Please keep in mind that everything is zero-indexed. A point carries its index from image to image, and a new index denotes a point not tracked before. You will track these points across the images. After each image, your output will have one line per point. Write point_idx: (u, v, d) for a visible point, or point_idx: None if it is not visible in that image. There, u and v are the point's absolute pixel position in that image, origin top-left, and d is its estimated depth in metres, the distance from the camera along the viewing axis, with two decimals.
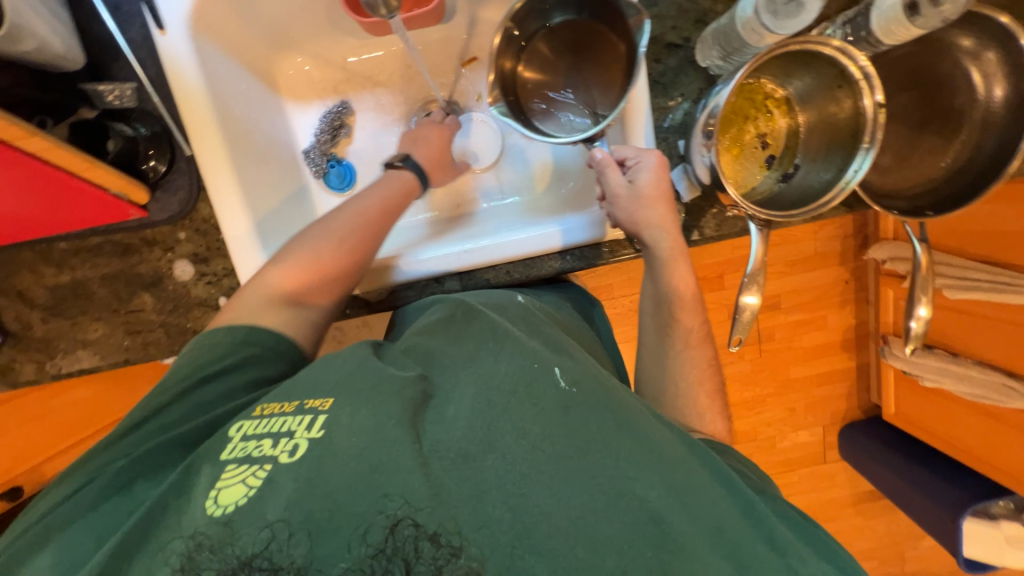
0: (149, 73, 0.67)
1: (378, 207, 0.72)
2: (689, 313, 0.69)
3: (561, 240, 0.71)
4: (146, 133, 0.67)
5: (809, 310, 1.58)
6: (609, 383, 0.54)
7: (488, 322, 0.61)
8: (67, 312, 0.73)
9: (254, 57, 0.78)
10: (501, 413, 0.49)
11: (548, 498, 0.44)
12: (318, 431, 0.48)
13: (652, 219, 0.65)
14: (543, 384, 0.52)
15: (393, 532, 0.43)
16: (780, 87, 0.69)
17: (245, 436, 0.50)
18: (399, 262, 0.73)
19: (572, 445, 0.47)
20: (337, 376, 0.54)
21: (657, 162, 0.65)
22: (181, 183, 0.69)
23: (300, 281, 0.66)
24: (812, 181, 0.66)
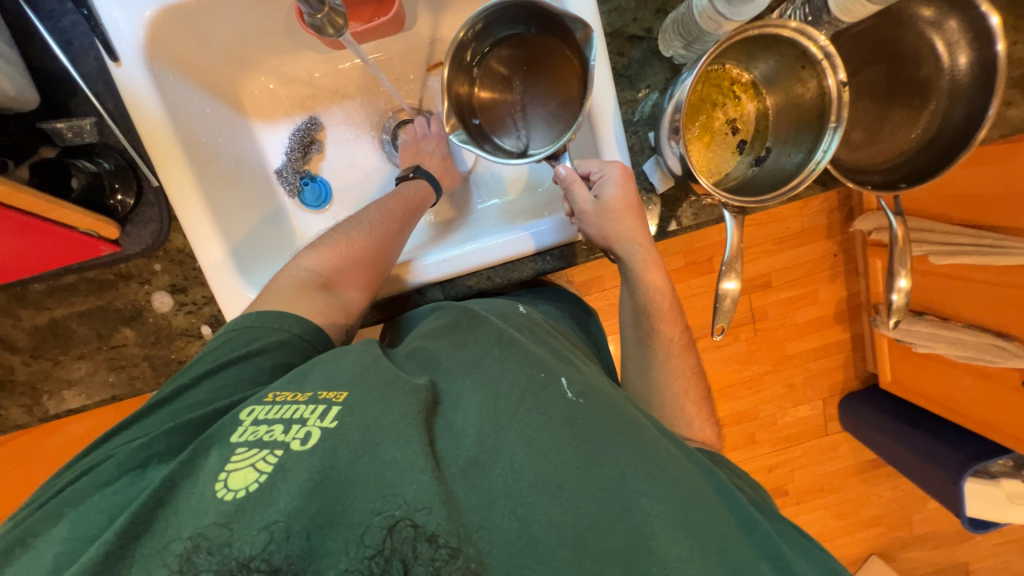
0: (108, 106, 0.65)
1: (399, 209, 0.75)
2: (667, 322, 0.70)
3: (533, 243, 0.71)
4: (110, 167, 0.66)
5: (799, 286, 1.59)
6: (616, 398, 0.55)
7: (493, 330, 0.62)
8: (48, 353, 0.72)
9: (216, 81, 0.77)
10: (509, 420, 0.49)
11: (554, 506, 0.44)
12: (332, 421, 0.48)
13: (622, 232, 0.66)
14: (550, 394, 0.52)
15: (392, 533, 0.43)
16: (745, 71, 0.68)
17: (256, 421, 0.50)
18: (411, 268, 0.73)
19: (580, 457, 0.47)
20: (351, 371, 0.53)
21: (622, 174, 0.64)
22: (151, 215, 0.68)
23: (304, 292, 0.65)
24: (784, 163, 0.66)
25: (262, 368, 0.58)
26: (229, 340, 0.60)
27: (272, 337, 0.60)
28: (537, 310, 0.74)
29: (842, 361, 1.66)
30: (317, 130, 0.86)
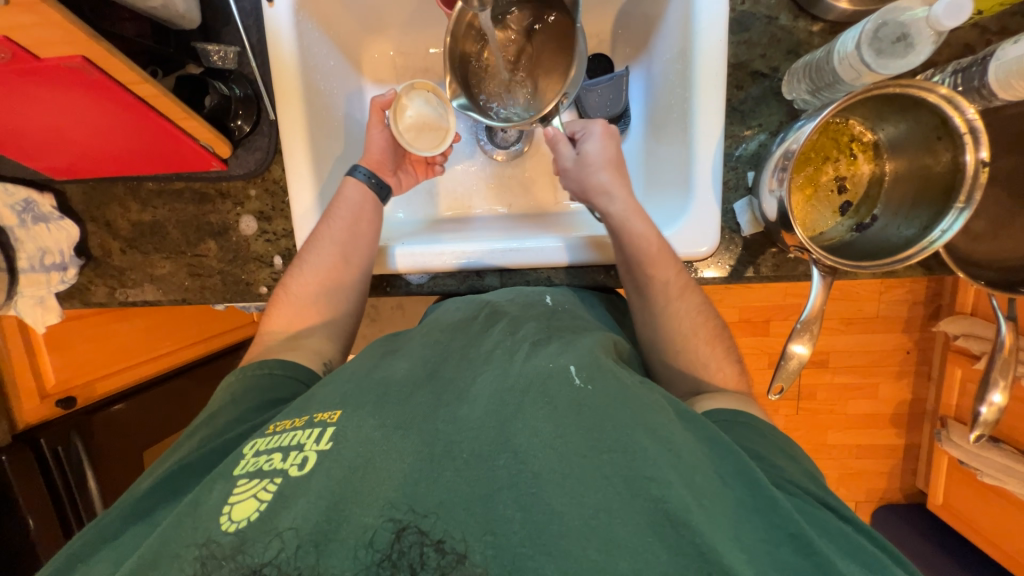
0: (252, 40, 0.72)
1: (350, 224, 0.72)
2: (661, 265, 0.66)
3: (566, 258, 0.73)
4: (239, 94, 0.72)
5: (860, 375, 1.47)
6: (626, 380, 0.52)
7: (507, 325, 0.61)
8: (142, 247, 0.80)
9: (346, 38, 0.82)
10: (514, 412, 0.48)
11: (561, 496, 0.42)
12: (326, 443, 0.47)
13: (601, 183, 0.68)
14: (557, 383, 0.50)
15: (399, 539, 0.41)
16: (869, 131, 0.64)
17: (256, 452, 0.49)
18: (394, 252, 0.75)
19: (587, 444, 0.45)
20: (341, 391, 0.53)
21: (603, 130, 0.70)
22: (260, 144, 0.74)
23: (325, 281, 0.71)
24: (890, 235, 0.62)
25: (250, 407, 0.59)
26: (221, 397, 0.62)
27: (258, 384, 0.62)
28: (565, 297, 0.71)
29: (890, 467, 1.52)
30: None
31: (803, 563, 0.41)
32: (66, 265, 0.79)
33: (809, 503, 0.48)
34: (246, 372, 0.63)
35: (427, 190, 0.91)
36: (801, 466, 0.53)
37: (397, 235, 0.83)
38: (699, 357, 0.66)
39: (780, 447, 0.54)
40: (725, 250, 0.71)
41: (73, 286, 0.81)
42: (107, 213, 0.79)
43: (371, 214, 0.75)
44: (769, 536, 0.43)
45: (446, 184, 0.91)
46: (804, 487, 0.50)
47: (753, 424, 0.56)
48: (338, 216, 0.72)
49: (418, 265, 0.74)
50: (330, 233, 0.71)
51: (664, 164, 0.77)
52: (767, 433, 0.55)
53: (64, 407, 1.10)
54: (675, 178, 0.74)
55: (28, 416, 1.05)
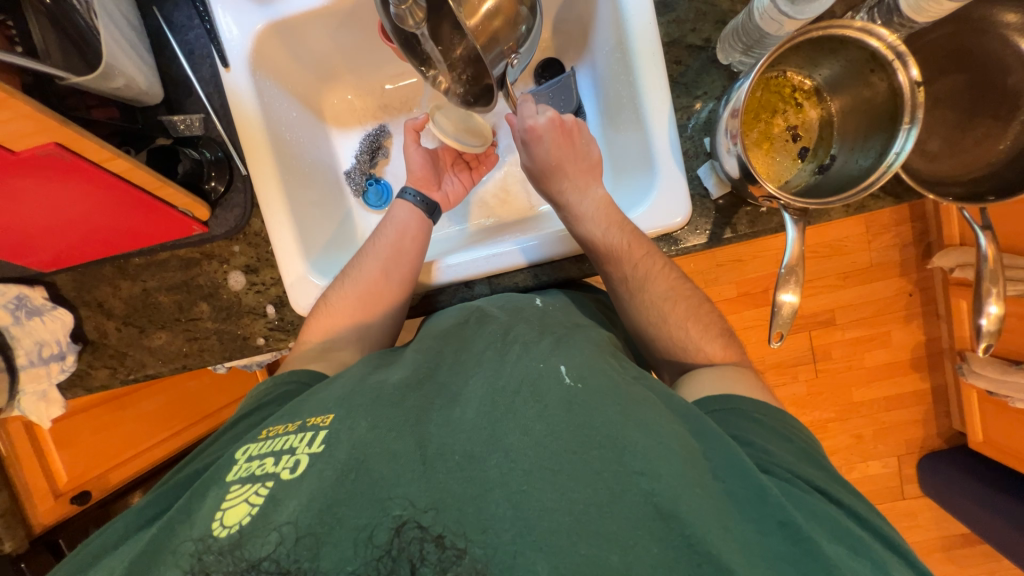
0: (215, 106, 0.75)
1: (394, 240, 0.75)
2: (615, 262, 0.68)
3: (524, 257, 0.74)
4: (210, 157, 0.74)
5: (869, 326, 1.46)
6: (618, 377, 0.52)
7: (498, 327, 0.61)
8: (137, 321, 0.81)
9: (305, 89, 0.86)
10: (505, 413, 0.48)
11: (551, 492, 0.42)
12: (319, 445, 0.47)
13: (551, 175, 0.71)
14: (548, 383, 0.50)
15: (399, 534, 0.41)
16: (807, 78, 0.68)
17: (249, 457, 0.49)
18: (435, 267, 0.76)
19: (576, 440, 0.45)
20: (336, 396, 0.54)
21: (534, 134, 0.69)
22: (237, 201, 0.76)
23: (366, 291, 0.72)
24: (850, 169, 0.64)
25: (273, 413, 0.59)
26: (252, 401, 0.61)
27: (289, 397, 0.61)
28: (556, 299, 0.71)
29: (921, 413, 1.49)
30: (386, 136, 0.94)
31: (790, 550, 0.41)
32: (64, 354, 0.79)
33: (799, 485, 0.47)
34: (275, 385, 0.62)
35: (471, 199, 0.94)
36: (800, 449, 0.52)
37: (438, 253, 0.85)
38: (690, 323, 0.66)
39: (775, 432, 0.53)
40: (698, 217, 0.72)
41: (74, 374, 0.81)
42: (99, 294, 0.81)
43: (424, 228, 0.79)
44: (760, 528, 0.42)
45: (481, 191, 0.94)
46: (794, 470, 0.49)
47: (753, 410, 0.54)
48: (388, 231, 0.77)
49: (455, 277, 0.75)
50: (376, 249, 0.75)
51: (625, 149, 0.80)
52: (766, 415, 0.54)
53: (78, 503, 1.10)
54: (638, 159, 0.76)
55: (42, 517, 1.04)
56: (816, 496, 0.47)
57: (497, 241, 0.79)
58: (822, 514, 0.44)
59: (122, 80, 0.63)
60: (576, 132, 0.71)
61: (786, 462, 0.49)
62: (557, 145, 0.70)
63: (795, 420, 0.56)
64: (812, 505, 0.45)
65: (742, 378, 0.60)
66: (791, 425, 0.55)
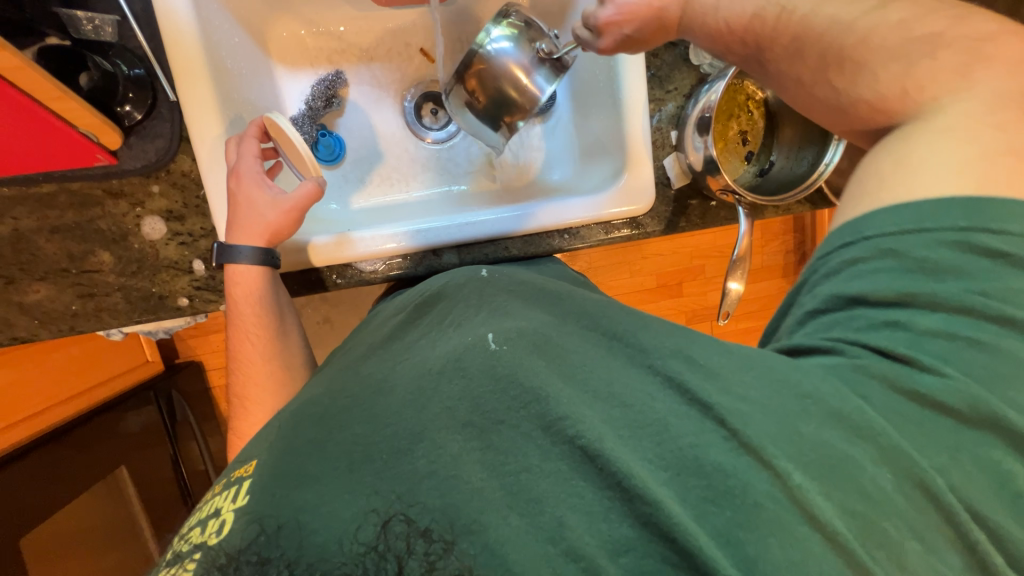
0: (134, 9, 0.61)
1: (258, 312, 0.64)
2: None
3: (534, 222, 0.74)
4: (128, 72, 0.61)
5: (755, 318, 1.71)
6: (552, 329, 0.47)
7: (439, 311, 0.56)
8: (1, 270, 0.64)
9: (249, 12, 0.74)
10: (431, 395, 0.41)
11: (479, 471, 0.38)
12: (243, 498, 0.40)
13: None
14: (471, 357, 0.43)
15: (387, 529, 0.36)
16: (760, 90, 0.76)
17: (179, 535, 0.43)
18: (345, 239, 0.70)
19: (505, 405, 0.40)
20: (260, 435, 0.46)
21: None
22: (160, 130, 0.63)
23: (265, 370, 0.63)
24: (787, 173, 0.74)
25: None
26: None
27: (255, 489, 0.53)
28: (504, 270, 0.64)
29: None
30: (343, 86, 0.85)
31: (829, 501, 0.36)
32: None
33: (928, 343, 0.39)
34: None
35: (371, 145, 0.88)
36: (958, 288, 0.39)
37: (335, 227, 0.78)
38: (873, 63, 0.44)
39: (956, 239, 0.39)
40: (659, 204, 0.78)
41: None
42: None
43: (281, 293, 0.67)
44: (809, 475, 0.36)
45: (384, 134, 0.88)
46: (899, 320, 0.40)
47: (889, 237, 0.41)
48: (242, 316, 0.64)
49: (377, 249, 0.71)
50: (249, 326, 0.64)
51: (595, 134, 0.83)
52: (926, 219, 0.40)
53: None
54: (609, 144, 0.79)
55: None
56: (885, 364, 0.39)
57: (473, 211, 0.77)
58: (875, 400, 0.38)
59: None
60: None
61: (907, 303, 0.40)
62: None
63: (993, 220, 0.39)
64: (873, 388, 0.38)
65: (950, 144, 0.41)
66: (1002, 215, 0.39)
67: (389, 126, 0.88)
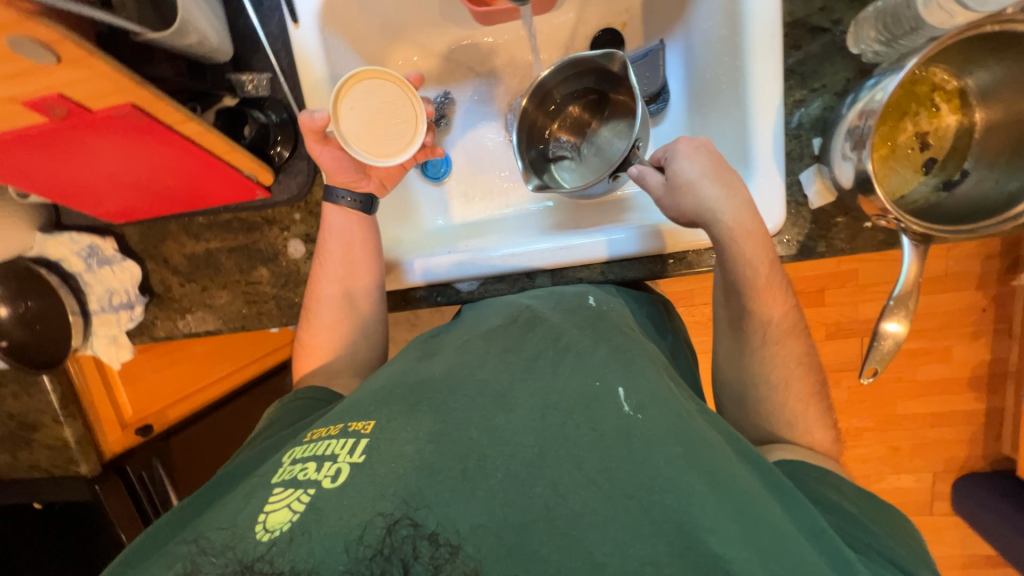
0: (282, 64, 0.72)
1: (342, 255, 0.71)
2: (762, 301, 0.61)
3: (615, 251, 0.70)
4: (276, 120, 0.72)
5: (930, 339, 1.23)
6: (682, 408, 0.46)
7: (549, 332, 0.54)
8: (199, 279, 0.82)
9: (371, 46, 0.80)
10: (556, 436, 0.43)
11: (603, 542, 0.37)
12: (361, 455, 0.44)
13: (711, 197, 0.60)
14: (604, 406, 0.44)
15: (389, 534, 0.39)
16: (954, 78, 0.58)
17: (293, 460, 0.46)
18: (416, 265, 0.75)
19: (632, 481, 0.40)
20: (374, 399, 0.50)
21: (689, 147, 0.62)
22: (300, 168, 0.74)
23: (338, 309, 0.72)
24: (988, 191, 0.56)
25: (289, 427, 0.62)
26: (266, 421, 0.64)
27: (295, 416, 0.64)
28: (611, 301, 0.63)
29: (967, 434, 1.28)
30: (451, 105, 0.89)
31: None
32: (133, 304, 0.83)
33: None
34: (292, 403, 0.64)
35: (471, 159, 0.90)
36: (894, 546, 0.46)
37: (415, 242, 0.82)
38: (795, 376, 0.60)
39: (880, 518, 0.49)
40: (791, 227, 0.65)
41: (140, 323, 0.85)
42: (165, 250, 0.82)
43: (361, 233, 0.73)
44: None
45: (485, 148, 0.89)
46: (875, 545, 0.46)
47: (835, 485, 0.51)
48: (331, 251, 0.71)
49: (443, 275, 0.74)
50: (330, 268, 0.71)
51: (714, 139, 0.72)
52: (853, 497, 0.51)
53: (143, 435, 1.12)
54: (729, 155, 0.69)
55: (114, 445, 1.07)
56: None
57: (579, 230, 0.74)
58: None
59: (195, 36, 0.61)
60: (726, 174, 0.60)
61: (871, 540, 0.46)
62: (705, 168, 0.60)
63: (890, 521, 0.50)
64: None
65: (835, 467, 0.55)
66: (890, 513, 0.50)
67: (491, 140, 0.89)
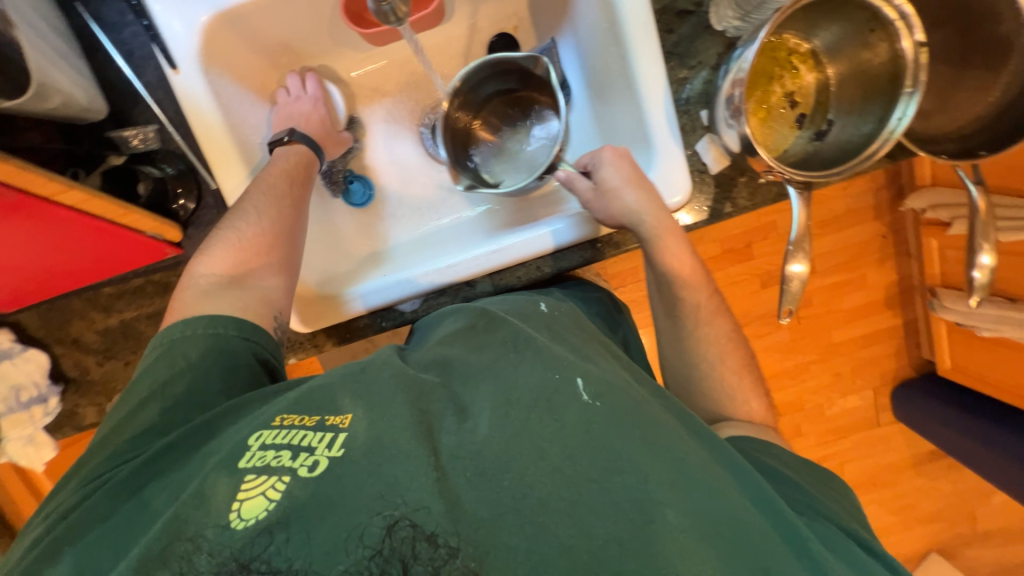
0: (168, 113, 0.68)
1: (284, 191, 0.67)
2: (690, 289, 0.67)
3: (556, 240, 0.71)
4: (172, 172, 0.68)
5: (846, 270, 1.37)
6: (636, 396, 0.48)
7: (510, 331, 0.55)
8: (119, 354, 0.76)
9: (266, 82, 0.78)
10: (518, 430, 0.43)
11: (567, 526, 0.39)
12: (338, 450, 0.43)
13: (630, 202, 0.64)
14: (563, 399, 0.45)
15: (390, 534, 0.38)
16: (804, 41, 0.65)
17: (264, 446, 0.45)
18: (357, 296, 0.73)
19: (596, 466, 0.41)
20: (353, 389, 0.48)
21: (614, 154, 0.66)
22: (209, 218, 0.70)
23: (260, 243, 0.63)
24: (850, 135, 0.63)
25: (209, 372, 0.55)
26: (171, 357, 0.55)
27: (204, 340, 0.57)
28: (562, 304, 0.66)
29: (894, 346, 1.43)
30: (359, 130, 0.87)
31: None
32: (46, 397, 0.75)
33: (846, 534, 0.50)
34: (206, 329, 0.57)
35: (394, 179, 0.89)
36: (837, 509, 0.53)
37: (349, 271, 0.80)
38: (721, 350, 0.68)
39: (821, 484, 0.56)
40: (698, 194, 0.70)
41: (60, 415, 0.77)
42: (72, 330, 0.75)
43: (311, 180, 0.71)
44: None
45: (404, 165, 0.89)
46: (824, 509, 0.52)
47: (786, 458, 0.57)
48: (274, 182, 0.67)
49: (385, 299, 0.73)
50: (265, 196, 0.66)
51: (618, 123, 0.75)
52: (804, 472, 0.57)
53: None
54: (632, 137, 0.73)
55: None
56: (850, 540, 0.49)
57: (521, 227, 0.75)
58: None
59: (59, 98, 0.57)
60: (642, 176, 0.65)
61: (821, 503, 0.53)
62: (625, 171, 0.65)
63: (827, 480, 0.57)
64: None
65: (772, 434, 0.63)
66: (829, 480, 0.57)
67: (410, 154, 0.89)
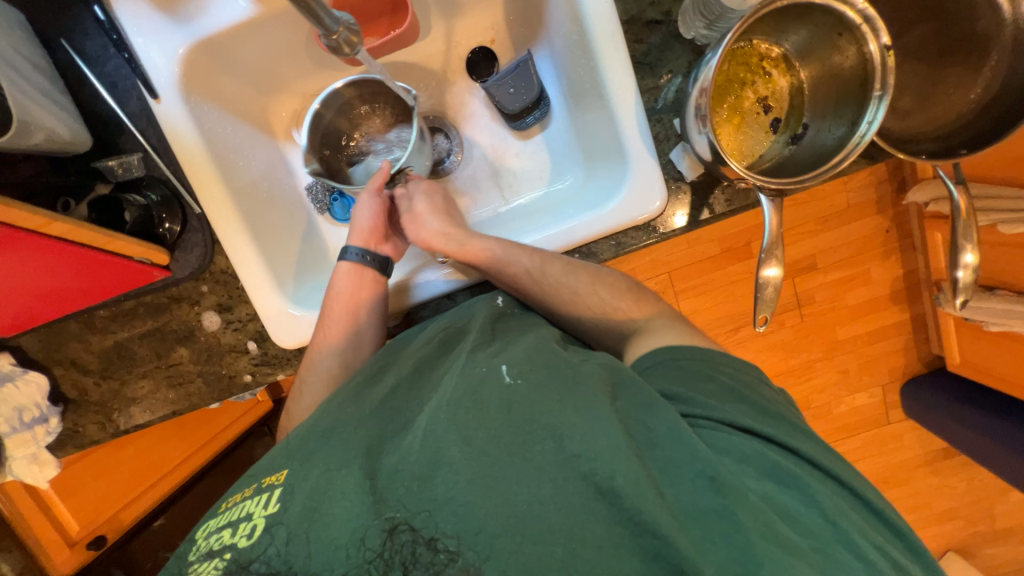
0: (151, 141, 0.70)
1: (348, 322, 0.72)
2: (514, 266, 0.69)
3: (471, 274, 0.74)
4: (157, 199, 0.70)
5: (846, 266, 1.35)
6: (564, 362, 0.50)
7: (462, 343, 0.57)
8: (116, 373, 0.78)
9: (248, 105, 0.80)
10: (450, 423, 0.45)
11: (494, 502, 0.40)
12: (274, 506, 0.45)
13: (433, 223, 0.76)
14: (486, 390, 0.46)
15: (393, 536, 0.41)
16: (775, 45, 0.65)
17: (211, 529, 0.47)
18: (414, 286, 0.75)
19: (518, 438, 0.43)
20: (291, 444, 0.51)
21: (426, 186, 0.81)
22: (195, 240, 0.72)
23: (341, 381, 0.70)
24: (823, 140, 0.62)
25: None
26: None
27: None
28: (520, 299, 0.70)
29: (899, 343, 1.40)
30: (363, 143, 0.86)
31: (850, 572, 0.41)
32: (47, 416, 0.77)
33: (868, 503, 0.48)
34: None
35: None
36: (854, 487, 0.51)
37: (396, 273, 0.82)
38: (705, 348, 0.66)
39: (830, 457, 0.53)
40: (675, 201, 0.70)
41: (61, 434, 0.80)
42: (69, 352, 0.78)
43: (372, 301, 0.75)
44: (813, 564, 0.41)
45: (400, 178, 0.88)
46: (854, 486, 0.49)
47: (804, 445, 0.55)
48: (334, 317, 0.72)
49: (435, 291, 0.74)
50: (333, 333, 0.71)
51: (594, 133, 0.76)
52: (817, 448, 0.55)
53: (95, 548, 1.13)
54: (608, 146, 0.73)
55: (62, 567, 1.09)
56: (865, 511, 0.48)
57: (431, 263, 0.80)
58: None
59: (41, 134, 0.59)
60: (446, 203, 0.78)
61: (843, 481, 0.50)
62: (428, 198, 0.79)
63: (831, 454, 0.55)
64: None
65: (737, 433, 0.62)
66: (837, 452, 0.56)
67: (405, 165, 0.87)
